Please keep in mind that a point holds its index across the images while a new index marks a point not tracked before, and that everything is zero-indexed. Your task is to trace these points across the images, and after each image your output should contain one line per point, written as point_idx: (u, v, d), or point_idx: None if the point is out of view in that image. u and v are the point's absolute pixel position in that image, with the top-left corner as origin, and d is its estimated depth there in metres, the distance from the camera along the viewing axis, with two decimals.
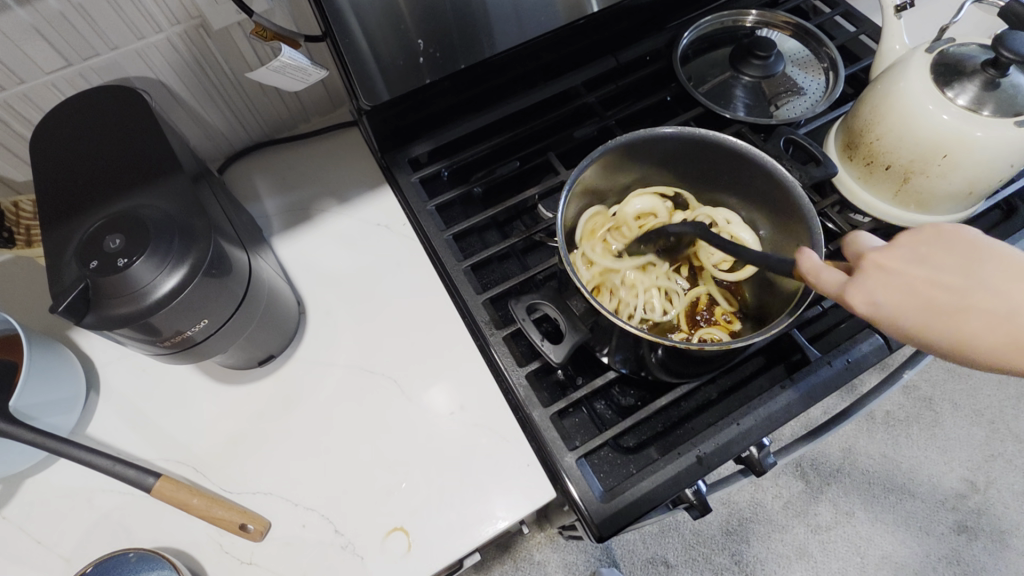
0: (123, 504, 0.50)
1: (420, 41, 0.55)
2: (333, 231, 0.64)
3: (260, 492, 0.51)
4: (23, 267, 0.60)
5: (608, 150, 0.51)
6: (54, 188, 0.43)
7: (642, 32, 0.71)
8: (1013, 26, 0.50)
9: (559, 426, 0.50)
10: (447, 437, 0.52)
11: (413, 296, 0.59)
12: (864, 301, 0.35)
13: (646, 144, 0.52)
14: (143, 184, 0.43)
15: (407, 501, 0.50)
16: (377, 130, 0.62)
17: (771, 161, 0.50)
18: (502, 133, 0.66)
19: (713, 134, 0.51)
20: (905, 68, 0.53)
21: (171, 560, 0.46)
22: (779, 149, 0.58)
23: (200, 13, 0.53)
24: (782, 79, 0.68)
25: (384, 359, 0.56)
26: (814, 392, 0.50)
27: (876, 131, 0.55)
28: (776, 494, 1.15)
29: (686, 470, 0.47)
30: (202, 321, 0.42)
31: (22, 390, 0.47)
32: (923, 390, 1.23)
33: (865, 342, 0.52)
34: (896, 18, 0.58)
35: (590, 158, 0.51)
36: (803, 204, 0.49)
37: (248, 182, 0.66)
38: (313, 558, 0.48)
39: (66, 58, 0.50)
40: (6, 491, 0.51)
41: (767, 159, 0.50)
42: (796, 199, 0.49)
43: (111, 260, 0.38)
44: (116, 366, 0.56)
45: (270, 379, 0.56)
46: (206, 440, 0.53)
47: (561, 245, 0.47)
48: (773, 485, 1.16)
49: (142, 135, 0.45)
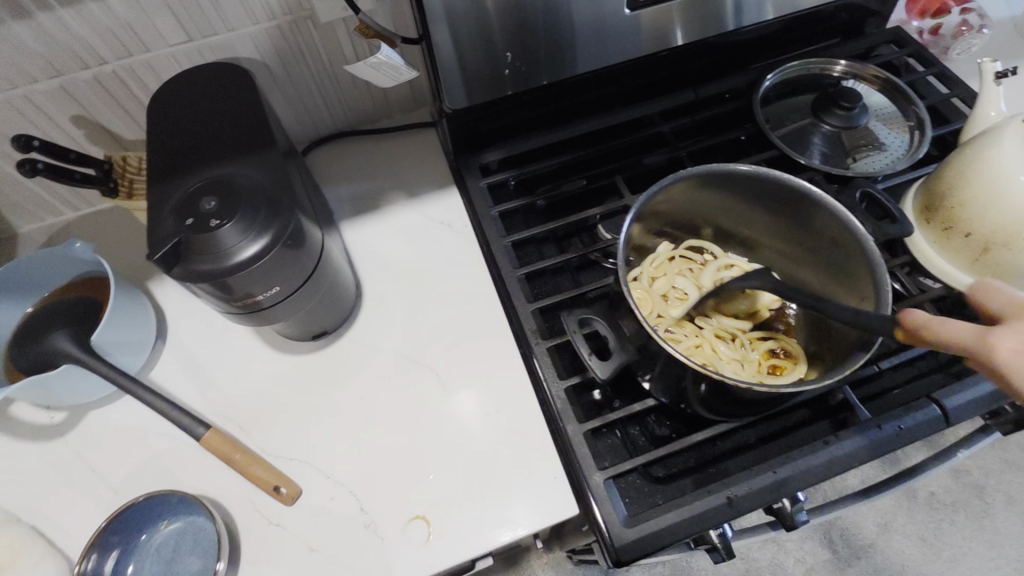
0: (170, 448, 0.53)
1: (507, 54, 0.58)
2: (397, 223, 0.67)
3: (295, 459, 0.53)
4: (130, 226, 0.67)
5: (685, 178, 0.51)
6: (162, 149, 0.47)
7: (724, 70, 0.72)
8: None
9: (591, 445, 0.50)
10: (479, 436, 0.53)
11: (464, 295, 0.61)
12: (1010, 349, 0.31)
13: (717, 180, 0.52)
14: (240, 154, 0.46)
15: (430, 492, 0.51)
16: (453, 133, 0.64)
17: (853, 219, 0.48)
18: (572, 151, 0.68)
19: (786, 176, 0.50)
20: (1000, 136, 0.51)
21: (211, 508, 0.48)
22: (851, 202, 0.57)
23: (311, 6, 0.57)
24: (864, 132, 0.67)
25: (428, 352, 0.58)
26: (860, 454, 0.49)
27: (960, 196, 0.53)
28: (798, 558, 1.11)
29: (714, 510, 0.46)
30: (273, 288, 0.44)
31: (105, 327, 0.51)
32: (976, 477, 1.16)
33: (921, 411, 0.50)
34: (995, 84, 0.57)
35: (665, 182, 0.51)
36: (880, 271, 0.47)
37: (326, 168, 0.70)
38: (335, 530, 0.50)
39: (188, 34, 0.55)
40: (72, 418, 0.56)
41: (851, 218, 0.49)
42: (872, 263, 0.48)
43: (205, 219, 0.42)
44: (186, 320, 0.61)
45: (319, 354, 0.58)
46: (252, 402, 0.56)
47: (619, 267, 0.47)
48: (797, 549, 1.12)
49: (245, 110, 0.49)
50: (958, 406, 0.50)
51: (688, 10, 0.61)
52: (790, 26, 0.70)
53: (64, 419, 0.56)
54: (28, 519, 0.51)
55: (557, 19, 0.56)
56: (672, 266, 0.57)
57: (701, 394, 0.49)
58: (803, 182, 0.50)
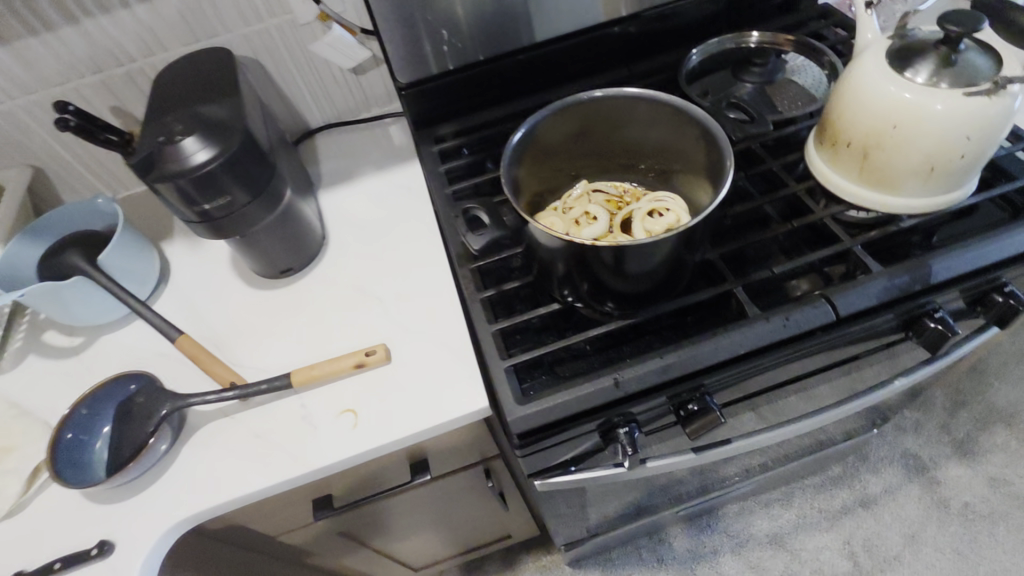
0: (161, 360, 0.64)
1: (443, 32, 0.71)
2: (365, 189, 0.78)
3: (254, 368, 0.62)
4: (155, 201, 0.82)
5: (571, 106, 0.58)
6: (157, 98, 0.59)
7: (660, 47, 0.80)
8: (975, 40, 0.51)
9: (499, 342, 0.55)
10: (406, 348, 0.60)
11: (411, 242, 0.70)
12: (344, 388, 0.58)
13: (613, 110, 0.60)
14: (213, 98, 0.57)
15: (359, 390, 0.58)
16: (412, 109, 0.76)
17: (711, 119, 0.54)
18: (516, 120, 0.77)
19: (661, 97, 0.56)
20: (866, 57, 0.55)
21: (191, 474, 0.55)
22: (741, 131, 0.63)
23: (290, 10, 0.71)
24: (784, 89, 0.72)
25: (375, 285, 0.67)
26: (748, 343, 0.52)
27: (837, 112, 0.56)
28: (814, 569, 1.13)
29: (602, 390, 0.50)
30: (224, 196, 0.53)
31: (111, 252, 0.63)
32: (1017, 486, 1.17)
33: (811, 307, 0.52)
34: (867, 14, 0.58)
35: (544, 116, 0.58)
36: (727, 163, 0.52)
37: (313, 152, 0.84)
38: (277, 419, 0.57)
39: (194, 36, 0.70)
40: (87, 340, 0.68)
41: (708, 121, 0.54)
42: (725, 166, 0.52)
43: (173, 137, 0.52)
44: (184, 268, 0.73)
45: (287, 288, 0.69)
46: (228, 325, 0.66)
47: (503, 171, 0.55)
48: (815, 560, 1.14)
49: (221, 73, 0.60)
50: (848, 302, 0.53)
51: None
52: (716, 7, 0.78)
53: (82, 341, 0.68)
54: (44, 417, 0.62)
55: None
56: (593, 198, 0.63)
57: (583, 289, 0.54)
58: (674, 101, 0.56)
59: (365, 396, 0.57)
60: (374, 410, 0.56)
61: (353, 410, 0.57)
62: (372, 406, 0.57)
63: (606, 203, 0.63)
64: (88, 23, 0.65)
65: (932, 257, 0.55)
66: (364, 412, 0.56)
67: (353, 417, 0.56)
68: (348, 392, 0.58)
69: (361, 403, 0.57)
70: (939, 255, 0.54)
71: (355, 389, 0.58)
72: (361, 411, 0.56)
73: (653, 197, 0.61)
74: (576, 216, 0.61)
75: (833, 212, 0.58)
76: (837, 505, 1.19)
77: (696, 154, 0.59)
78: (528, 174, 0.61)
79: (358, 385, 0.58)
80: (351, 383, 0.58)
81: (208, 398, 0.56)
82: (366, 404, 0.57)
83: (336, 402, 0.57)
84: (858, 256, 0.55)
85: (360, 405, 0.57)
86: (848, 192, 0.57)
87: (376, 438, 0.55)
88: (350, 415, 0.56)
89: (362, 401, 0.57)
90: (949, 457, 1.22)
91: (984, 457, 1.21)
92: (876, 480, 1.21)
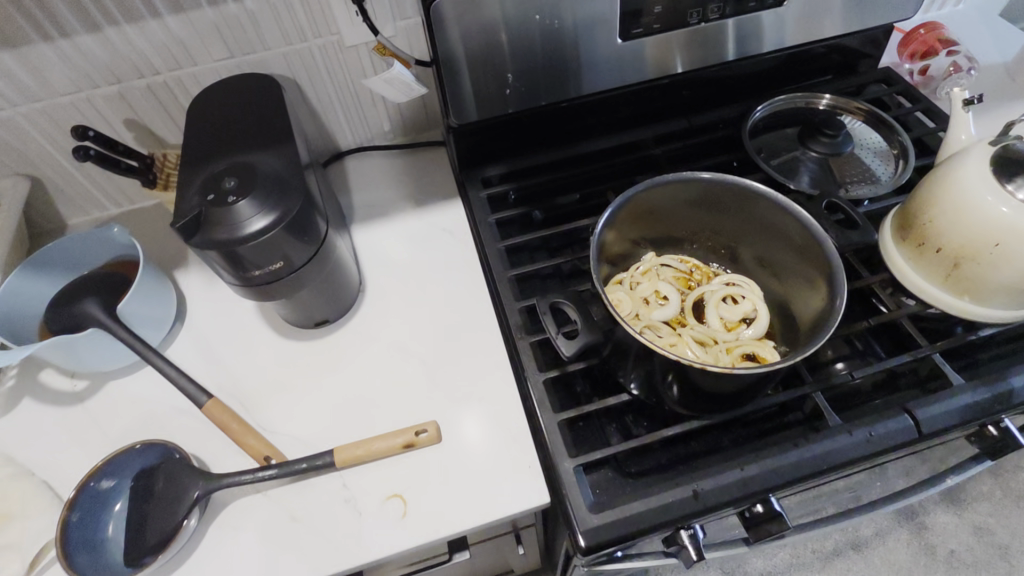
0: (179, 417, 0.58)
1: (510, 75, 0.63)
2: (403, 230, 0.72)
3: (287, 436, 0.56)
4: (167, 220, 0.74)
5: (665, 183, 0.55)
6: (198, 141, 0.53)
7: (721, 100, 0.77)
8: None
9: (566, 434, 0.52)
10: (457, 425, 0.56)
11: (456, 297, 0.66)
12: (391, 468, 0.54)
13: (707, 192, 0.56)
14: (264, 145, 0.52)
15: (408, 471, 0.54)
16: (460, 148, 0.70)
17: (816, 226, 0.51)
18: (570, 169, 0.72)
19: (764, 191, 0.53)
20: (966, 160, 0.53)
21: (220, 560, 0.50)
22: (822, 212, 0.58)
23: (338, 31, 0.65)
24: (851, 161, 0.69)
25: (419, 345, 0.62)
26: (829, 456, 0.50)
27: (930, 213, 0.54)
28: None
29: (680, 501, 0.48)
30: (276, 263, 0.48)
31: (130, 298, 0.56)
32: (999, 536, 1.21)
33: (892, 421, 0.51)
34: (964, 110, 0.56)
35: (637, 190, 0.55)
36: (836, 274, 0.49)
37: (344, 178, 0.77)
38: (317, 500, 0.53)
39: (230, 51, 0.63)
40: (92, 385, 0.61)
41: (812, 224, 0.51)
42: (834, 278, 0.49)
43: (224, 196, 0.47)
44: (203, 306, 0.66)
45: (320, 342, 0.63)
46: (255, 382, 0.60)
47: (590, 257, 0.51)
48: None
49: (271, 115, 0.54)
50: (929, 417, 0.51)
51: (652, 57, 0.66)
52: (784, 64, 0.75)
53: (85, 386, 0.61)
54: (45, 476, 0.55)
55: (556, 42, 0.61)
56: (661, 273, 0.60)
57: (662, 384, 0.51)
58: (774, 195, 0.53)
59: (415, 481, 0.53)
60: (425, 498, 0.52)
61: (402, 496, 0.53)
62: (423, 492, 0.53)
63: (674, 280, 0.59)
64: (111, 31, 0.58)
65: (1007, 370, 0.54)
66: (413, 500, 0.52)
67: (402, 504, 0.52)
68: (396, 474, 0.54)
69: (410, 489, 0.53)
70: (1016, 370, 0.53)
71: (403, 471, 0.54)
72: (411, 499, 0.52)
73: (727, 283, 0.58)
74: (645, 295, 0.57)
75: (910, 313, 0.56)
76: (831, 546, 1.21)
77: (786, 248, 0.56)
78: (605, 247, 0.57)
79: (407, 466, 0.54)
80: (399, 464, 0.54)
81: (242, 479, 0.50)
82: (415, 490, 0.53)
83: (382, 485, 0.53)
84: (937, 365, 0.54)
85: (408, 490, 0.53)
86: (929, 294, 0.56)
87: (429, 530, 0.51)
88: (398, 501, 0.52)
89: (411, 486, 0.53)
90: (937, 504, 1.25)
91: (970, 505, 1.25)
92: (867, 523, 1.24)
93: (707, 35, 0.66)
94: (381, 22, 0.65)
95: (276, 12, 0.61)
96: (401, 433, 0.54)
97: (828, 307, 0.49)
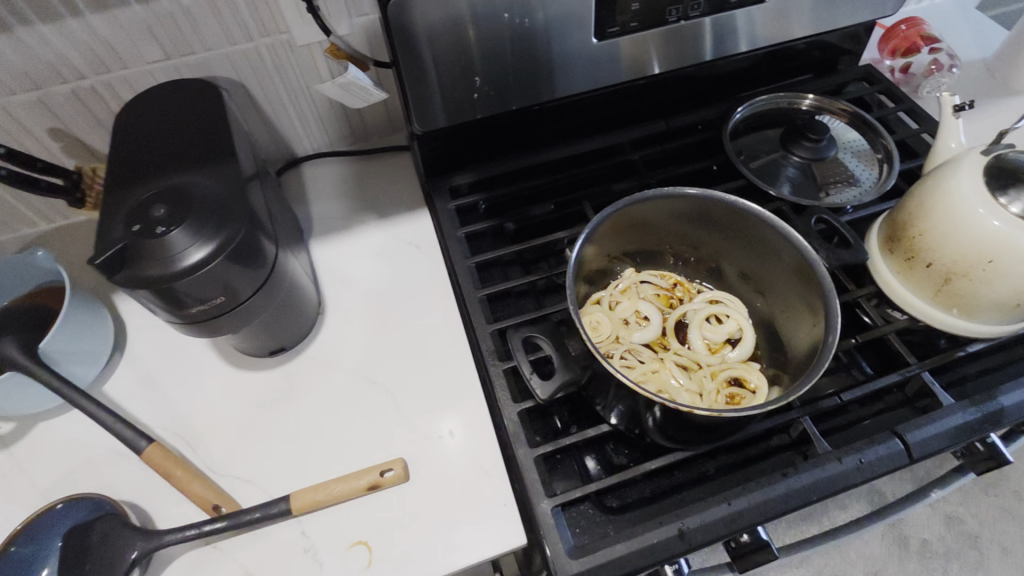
0: (119, 462, 0.52)
1: (477, 78, 0.58)
2: (365, 244, 0.67)
3: (241, 479, 0.52)
4: None
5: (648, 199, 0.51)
6: (125, 160, 0.47)
7: (701, 100, 0.73)
8: None
9: (542, 471, 0.48)
10: (427, 462, 0.52)
11: (424, 318, 0.61)
12: (353, 512, 0.50)
13: (692, 208, 0.53)
14: (201, 163, 0.46)
15: (374, 515, 0.50)
16: (425, 155, 0.65)
17: (806, 246, 0.48)
18: (543, 176, 0.68)
19: (751, 208, 0.50)
20: (958, 169, 0.50)
21: None
22: (810, 226, 0.55)
23: (287, 29, 0.59)
24: (834, 165, 0.66)
25: (384, 373, 0.58)
26: (819, 486, 0.47)
27: (920, 226, 0.52)
28: None
29: (664, 541, 0.45)
30: (218, 298, 0.43)
31: (55, 335, 0.51)
32: (969, 525, 1.23)
33: (881, 445, 0.49)
34: (953, 116, 0.54)
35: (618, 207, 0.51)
36: (827, 297, 0.47)
37: (301, 187, 0.72)
38: (273, 551, 0.48)
39: (166, 52, 0.57)
40: (19, 429, 0.55)
41: (801, 243, 0.49)
42: (826, 302, 0.47)
43: (153, 226, 0.41)
44: (145, 334, 0.60)
45: (277, 372, 0.58)
46: (205, 419, 0.55)
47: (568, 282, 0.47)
48: None
49: (210, 129, 0.49)
50: (920, 440, 0.49)
51: (626, 57, 0.62)
52: (765, 62, 0.72)
53: (10, 430, 0.54)
54: None
55: (526, 44, 0.57)
56: (641, 290, 0.56)
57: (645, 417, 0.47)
58: (761, 212, 0.50)
59: (381, 525, 0.49)
60: (392, 544, 0.48)
61: (367, 542, 0.49)
62: (390, 538, 0.49)
63: (655, 298, 0.56)
64: (24, 32, 0.51)
65: (995, 387, 0.52)
66: (379, 546, 0.48)
67: (367, 552, 0.48)
68: (360, 517, 0.50)
69: (375, 534, 0.49)
70: (1005, 387, 0.52)
71: (368, 514, 0.50)
72: (376, 546, 0.48)
73: (709, 301, 0.55)
74: (625, 317, 0.54)
75: (897, 329, 0.54)
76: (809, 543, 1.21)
77: (772, 265, 0.53)
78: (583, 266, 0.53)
79: (371, 509, 0.50)
80: (362, 507, 0.50)
81: (187, 535, 0.46)
82: (381, 535, 0.49)
83: (345, 530, 0.49)
84: (926, 384, 0.52)
85: (373, 535, 0.49)
86: (918, 310, 0.53)
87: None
88: (362, 548, 0.48)
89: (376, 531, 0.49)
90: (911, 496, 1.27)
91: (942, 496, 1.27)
92: (844, 517, 1.24)
93: (686, 35, 0.62)
94: (335, 20, 0.59)
95: (215, 9, 0.55)
96: (364, 472, 0.50)
97: (820, 333, 0.47)
